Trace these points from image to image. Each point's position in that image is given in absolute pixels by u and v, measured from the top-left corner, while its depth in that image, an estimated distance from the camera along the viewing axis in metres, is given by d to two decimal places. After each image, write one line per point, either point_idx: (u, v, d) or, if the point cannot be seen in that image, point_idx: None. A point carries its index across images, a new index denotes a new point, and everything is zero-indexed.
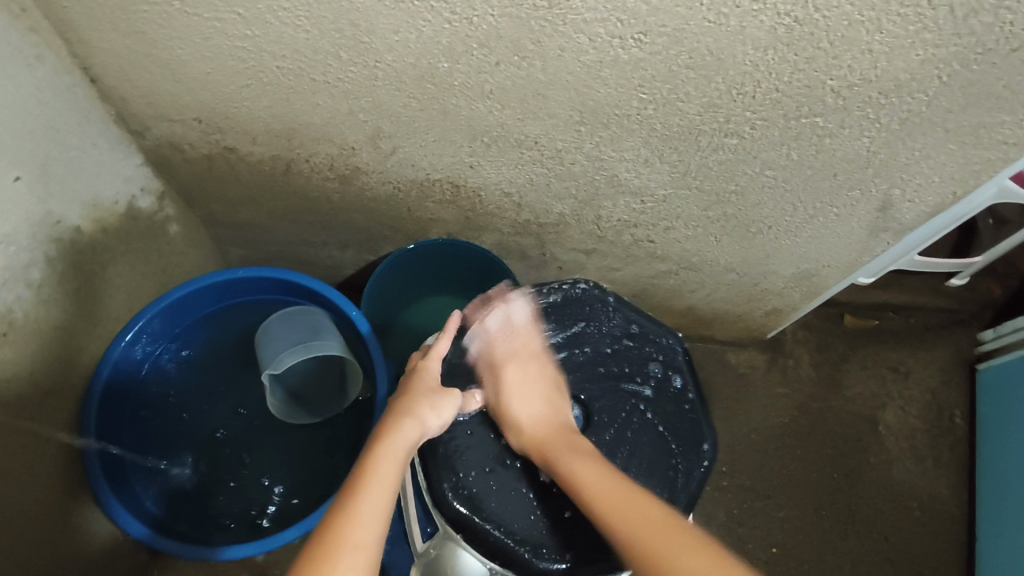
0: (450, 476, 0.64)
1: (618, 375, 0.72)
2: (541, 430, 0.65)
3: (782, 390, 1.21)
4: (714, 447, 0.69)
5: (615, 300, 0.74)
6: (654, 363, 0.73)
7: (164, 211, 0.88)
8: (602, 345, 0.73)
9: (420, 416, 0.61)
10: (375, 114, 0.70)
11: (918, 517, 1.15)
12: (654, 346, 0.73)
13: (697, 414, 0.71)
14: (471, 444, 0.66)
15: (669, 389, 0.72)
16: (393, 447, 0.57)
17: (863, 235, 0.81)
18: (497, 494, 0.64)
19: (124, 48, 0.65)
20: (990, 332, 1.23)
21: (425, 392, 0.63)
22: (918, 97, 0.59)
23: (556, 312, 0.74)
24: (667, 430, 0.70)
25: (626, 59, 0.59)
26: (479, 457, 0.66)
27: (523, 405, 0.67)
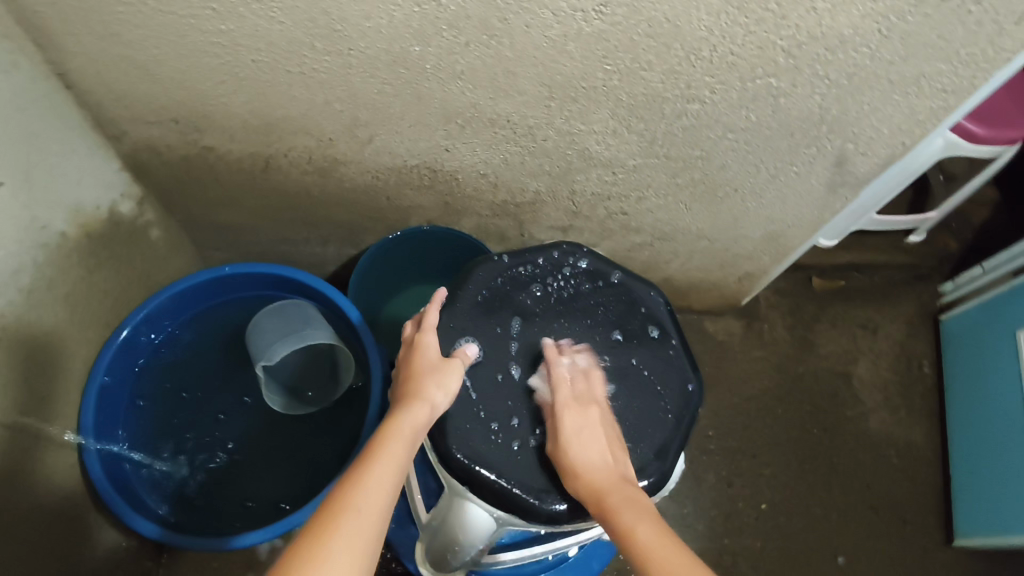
0: (453, 429, 0.60)
1: (601, 326, 0.69)
2: (606, 479, 0.56)
3: (759, 353, 1.25)
4: (699, 390, 0.67)
5: (592, 255, 0.72)
6: (636, 313, 0.70)
7: (145, 216, 0.90)
8: (585, 298, 0.70)
9: (429, 396, 0.59)
10: (351, 103, 0.74)
11: (896, 464, 1.20)
12: (635, 298, 0.71)
13: (682, 359, 0.68)
14: (472, 399, 0.62)
15: (651, 336, 0.69)
16: (404, 428, 0.56)
17: (823, 191, 0.86)
18: (499, 447, 0.60)
19: (99, 51, 0.68)
20: (950, 283, 1.29)
21: (430, 370, 0.61)
22: (862, 52, 0.63)
23: (535, 266, 0.70)
24: (654, 375, 0.67)
25: (589, 31, 0.62)
26: (478, 412, 0.62)
27: (585, 453, 0.58)
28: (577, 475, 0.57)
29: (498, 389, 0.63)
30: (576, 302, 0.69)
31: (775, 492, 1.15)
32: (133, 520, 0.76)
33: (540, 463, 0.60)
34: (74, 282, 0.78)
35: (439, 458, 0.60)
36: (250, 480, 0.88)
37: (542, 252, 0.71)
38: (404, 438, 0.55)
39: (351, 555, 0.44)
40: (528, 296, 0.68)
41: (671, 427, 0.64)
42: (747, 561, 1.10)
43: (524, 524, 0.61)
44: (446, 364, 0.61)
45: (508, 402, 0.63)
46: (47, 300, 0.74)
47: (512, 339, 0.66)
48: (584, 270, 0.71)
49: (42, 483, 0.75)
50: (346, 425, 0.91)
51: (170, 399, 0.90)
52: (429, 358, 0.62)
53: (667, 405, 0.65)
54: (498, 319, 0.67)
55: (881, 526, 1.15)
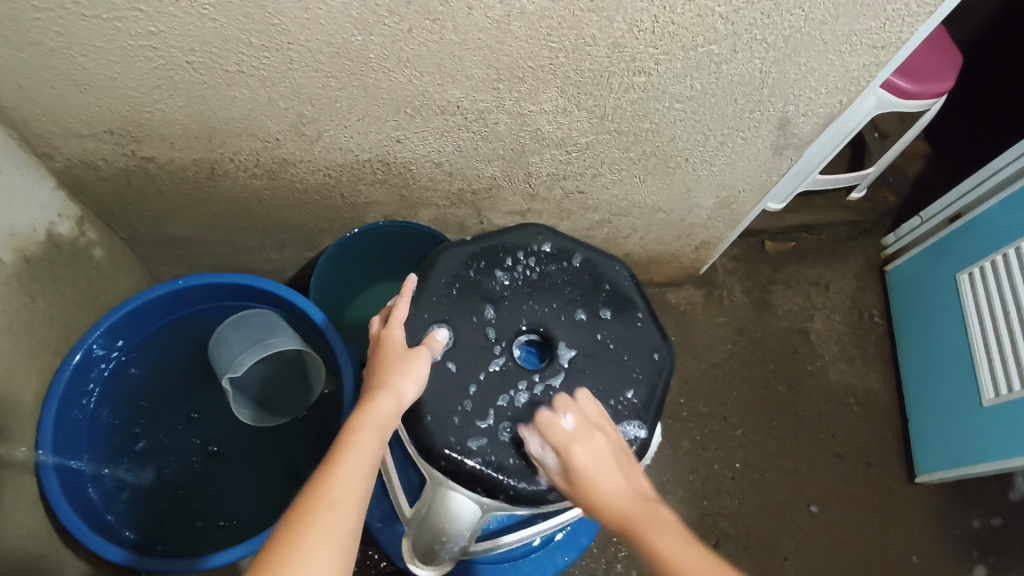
0: (429, 420, 0.60)
1: (569, 305, 0.69)
2: (626, 509, 0.55)
3: (721, 319, 1.29)
4: (667, 357, 0.68)
5: (555, 237, 0.72)
6: (602, 288, 0.70)
7: (86, 236, 0.86)
8: (550, 280, 0.70)
9: (397, 386, 0.58)
10: (295, 99, 0.72)
11: (857, 412, 1.25)
12: (600, 275, 0.71)
13: (649, 329, 0.69)
14: (449, 388, 0.62)
15: (617, 312, 0.69)
16: (371, 420, 0.56)
17: (769, 154, 0.89)
18: (480, 431, 0.60)
19: (19, 62, 0.64)
20: (892, 236, 1.35)
21: (396, 360, 0.60)
22: (796, 13, 0.66)
23: (498, 251, 0.70)
24: (622, 347, 0.67)
25: (531, 9, 0.62)
26: (455, 400, 0.61)
27: (608, 486, 0.56)
28: (600, 505, 0.55)
29: (473, 375, 0.63)
30: (543, 284, 0.69)
31: (747, 452, 1.19)
32: (96, 547, 0.73)
33: (519, 445, 0.60)
34: (15, 310, 0.74)
35: (420, 451, 0.60)
36: (220, 498, 0.85)
37: (504, 237, 0.71)
38: (370, 429, 0.55)
39: (328, 549, 0.46)
40: (496, 282, 0.68)
41: (644, 396, 0.65)
42: (728, 520, 1.13)
43: (511, 508, 0.61)
44: (412, 354, 0.61)
45: (484, 387, 0.63)
46: None
47: (489, 324, 0.66)
48: (548, 252, 0.71)
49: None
50: (321, 431, 0.90)
51: (129, 417, 0.86)
52: (395, 349, 0.62)
53: (637, 374, 0.66)
54: (470, 307, 0.67)
55: (849, 472, 1.20)
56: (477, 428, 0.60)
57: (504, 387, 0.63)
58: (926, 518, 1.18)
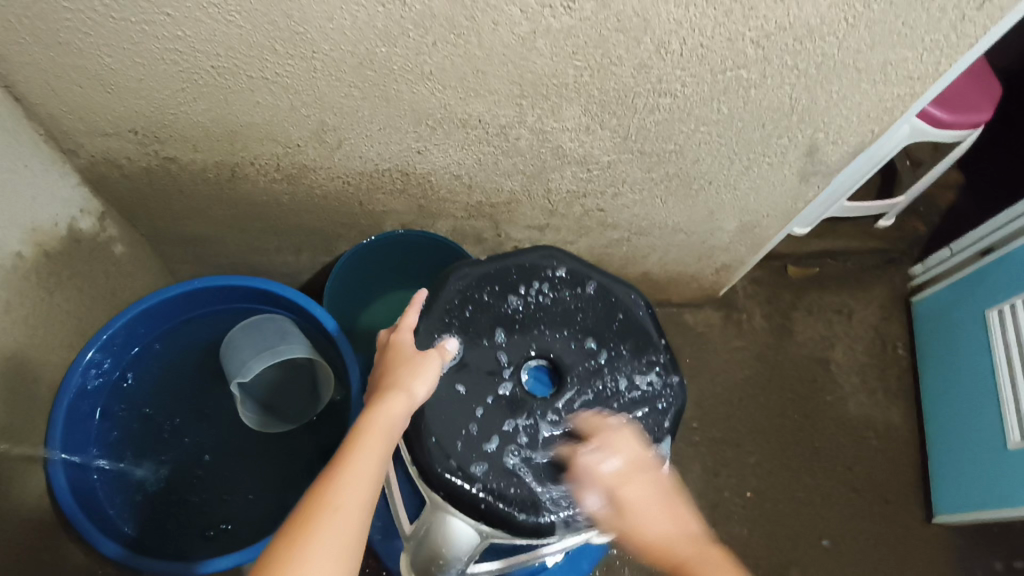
0: (432, 442, 0.59)
1: (580, 333, 0.68)
2: (677, 553, 0.56)
3: (738, 342, 1.26)
4: (677, 397, 0.67)
5: (569, 260, 0.71)
6: (614, 317, 0.69)
7: (107, 232, 0.87)
8: (563, 306, 0.69)
9: (407, 387, 0.58)
10: (317, 107, 0.72)
11: (876, 446, 1.22)
12: (613, 304, 0.70)
13: (661, 366, 0.68)
14: (452, 408, 0.61)
15: (627, 344, 0.68)
16: (380, 419, 0.55)
17: (795, 180, 0.87)
18: (483, 457, 0.60)
19: (48, 61, 0.65)
20: (920, 266, 1.31)
21: (406, 363, 0.60)
22: (829, 41, 0.64)
23: (512, 274, 0.69)
24: (631, 383, 0.66)
25: (558, 27, 0.61)
26: (459, 422, 0.61)
27: (654, 529, 0.56)
28: (645, 548, 0.56)
29: (479, 399, 0.63)
30: (555, 310, 0.68)
31: (760, 481, 1.16)
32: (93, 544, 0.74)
33: (522, 473, 0.59)
34: (33, 304, 0.75)
35: (420, 472, 0.59)
36: (222, 500, 0.86)
37: (518, 258, 0.70)
38: (379, 432, 0.54)
39: (331, 557, 0.47)
40: (508, 305, 0.67)
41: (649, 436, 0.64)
42: (737, 550, 1.11)
43: (510, 537, 0.59)
44: (423, 357, 0.60)
45: (491, 412, 0.62)
46: (6, 324, 0.71)
47: (499, 348, 0.65)
48: (563, 277, 0.70)
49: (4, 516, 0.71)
50: (328, 438, 0.89)
51: (137, 416, 0.86)
52: (405, 353, 0.61)
53: (644, 412, 0.65)
54: (480, 329, 0.66)
55: (866, 507, 1.17)
56: (481, 454, 0.60)
57: (510, 413, 0.62)
58: (944, 560, 1.14)
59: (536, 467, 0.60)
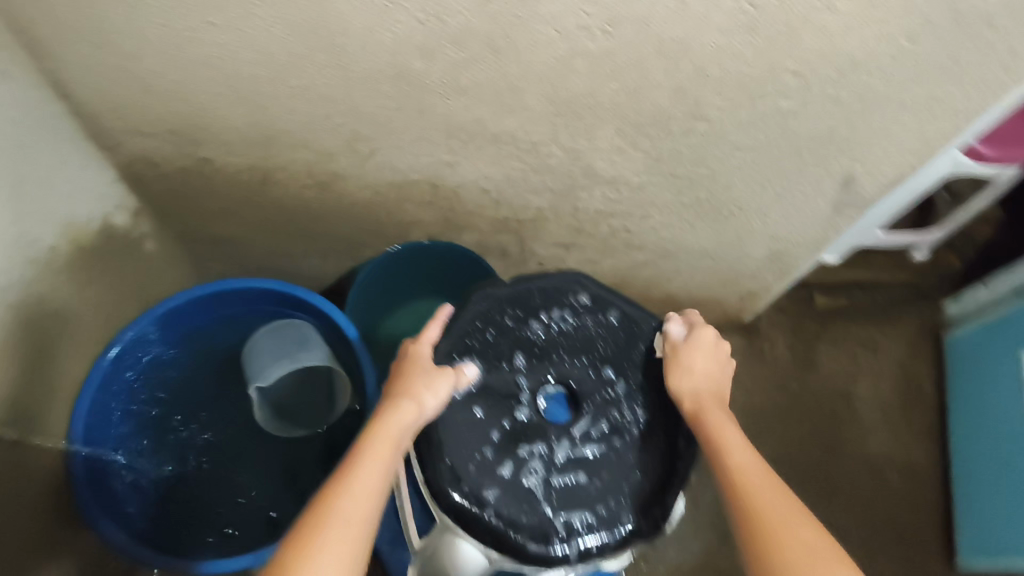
0: (446, 464, 0.60)
1: (602, 362, 0.67)
2: (707, 395, 0.63)
3: (760, 370, 1.24)
4: None
5: (594, 285, 0.71)
6: (637, 346, 0.68)
7: (139, 228, 0.88)
8: (585, 333, 0.68)
9: (419, 397, 0.59)
10: (352, 117, 0.72)
11: (897, 485, 1.18)
12: (637, 332, 0.69)
13: None
14: (468, 432, 0.62)
15: (651, 375, 0.67)
16: (392, 426, 0.56)
17: (828, 211, 0.86)
18: (498, 483, 0.60)
19: (95, 62, 0.66)
20: (953, 303, 1.27)
21: (420, 375, 0.61)
22: (872, 73, 0.63)
23: (534, 297, 0.69)
24: (654, 413, 0.65)
25: (596, 49, 0.61)
26: (475, 447, 0.61)
27: (698, 366, 0.65)
28: (685, 375, 0.64)
29: (497, 423, 0.63)
30: (576, 336, 0.68)
31: None
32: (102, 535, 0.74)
33: (534, 501, 0.60)
34: (64, 296, 0.76)
35: (431, 494, 0.60)
36: (232, 505, 0.87)
37: (542, 282, 0.70)
38: (389, 439, 0.55)
39: (341, 562, 0.46)
40: (530, 330, 0.67)
41: (673, 467, 0.63)
42: None
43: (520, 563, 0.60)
44: (438, 371, 0.62)
45: (506, 437, 0.62)
46: (39, 316, 0.72)
47: (519, 373, 0.65)
48: (586, 303, 0.70)
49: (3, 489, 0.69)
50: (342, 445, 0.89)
51: (149, 415, 0.87)
52: (420, 365, 0.62)
53: (668, 443, 0.64)
54: (501, 354, 0.66)
55: (883, 547, 1.14)
56: (494, 479, 0.60)
57: (525, 440, 0.62)
58: None
59: (552, 495, 0.60)
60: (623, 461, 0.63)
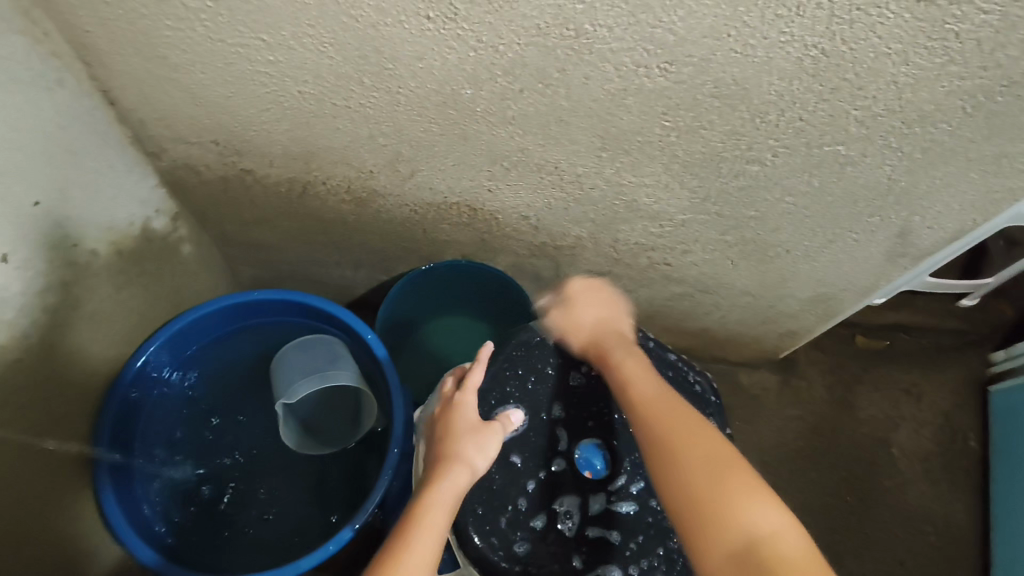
0: (478, 513, 0.65)
1: None
2: (601, 338, 0.71)
3: (794, 411, 1.20)
4: None
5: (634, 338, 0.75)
6: None
7: (178, 232, 0.89)
8: None
9: (470, 459, 0.60)
10: (395, 138, 0.71)
11: (933, 543, 1.13)
12: (675, 390, 0.73)
13: None
14: (501, 481, 0.66)
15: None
16: (445, 490, 0.57)
17: (881, 260, 0.82)
18: (528, 534, 0.65)
19: (144, 72, 0.67)
20: (1002, 353, 1.21)
21: (468, 433, 0.63)
22: (942, 127, 0.59)
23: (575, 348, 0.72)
24: None
25: (650, 87, 0.59)
26: (509, 498, 0.66)
27: (587, 320, 0.74)
28: (577, 331, 0.73)
29: (532, 474, 0.68)
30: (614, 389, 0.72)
31: None
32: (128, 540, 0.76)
33: (562, 554, 0.65)
34: (102, 299, 0.76)
35: (458, 541, 0.65)
36: (257, 514, 0.86)
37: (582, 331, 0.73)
38: (444, 506, 0.56)
39: None
40: (569, 381, 0.72)
41: None
42: None
43: None
44: (486, 429, 0.63)
45: (541, 488, 0.67)
46: (78, 321, 0.73)
47: (557, 425, 0.70)
48: None
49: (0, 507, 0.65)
50: (366, 463, 0.89)
51: (175, 434, 0.88)
52: (469, 421, 0.64)
53: None
54: (540, 403, 0.70)
55: None
56: (525, 531, 0.65)
57: (560, 491, 0.67)
58: None
59: (581, 549, 0.65)
60: (655, 521, 0.68)
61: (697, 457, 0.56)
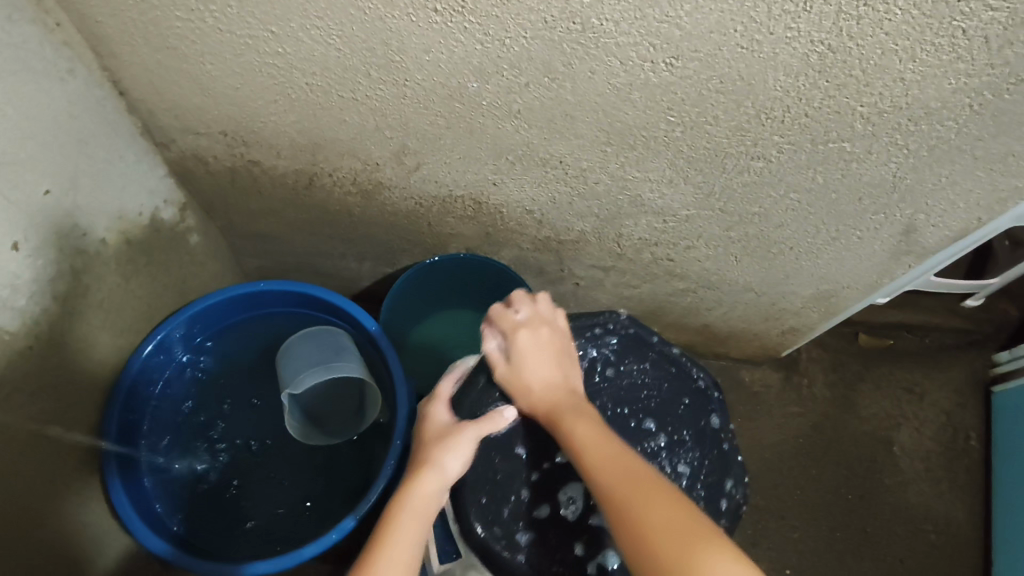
0: (482, 502, 0.65)
1: (641, 413, 0.72)
2: (553, 396, 0.64)
3: (796, 408, 1.20)
4: (741, 489, 0.70)
5: (639, 328, 0.73)
6: (680, 400, 0.73)
7: (185, 222, 0.89)
8: (627, 381, 0.73)
9: (439, 463, 0.61)
10: (401, 131, 0.72)
11: (933, 541, 1.14)
12: (679, 384, 0.73)
13: (729, 454, 0.72)
14: (505, 470, 0.67)
15: (688, 430, 0.72)
16: (416, 497, 0.59)
17: (885, 258, 0.82)
18: (532, 524, 0.66)
19: (155, 63, 0.67)
20: (1006, 353, 1.21)
21: (437, 438, 0.64)
22: (948, 125, 0.59)
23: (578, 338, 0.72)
24: (689, 471, 0.70)
25: (656, 82, 0.59)
26: (512, 487, 0.67)
27: (535, 372, 0.66)
28: (528, 389, 0.65)
29: (536, 464, 0.68)
30: (618, 383, 0.72)
31: (802, 560, 1.11)
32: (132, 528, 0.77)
33: (565, 544, 0.65)
34: (110, 288, 0.77)
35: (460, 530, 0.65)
36: (260, 503, 0.87)
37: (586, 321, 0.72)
38: (412, 512, 0.58)
39: None
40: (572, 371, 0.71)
41: None
42: None
43: None
44: (456, 429, 0.64)
45: (544, 478, 0.67)
46: (87, 310, 0.74)
47: None
48: (627, 349, 0.73)
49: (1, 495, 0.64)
50: (369, 454, 0.90)
51: (179, 425, 0.89)
52: (438, 428, 0.66)
53: (700, 500, 0.69)
54: None
55: None
56: (528, 520, 0.65)
57: (563, 481, 0.67)
58: None
59: (583, 540, 0.66)
60: None
61: (663, 528, 0.50)
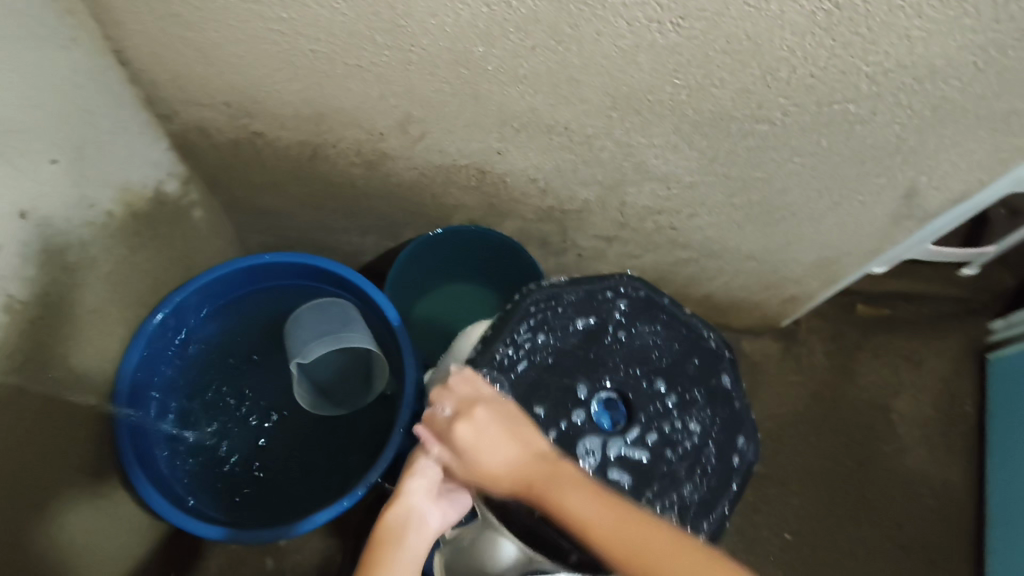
0: None
1: (655, 373, 0.72)
2: (526, 473, 0.55)
3: (796, 377, 1.22)
4: (752, 447, 0.72)
5: (649, 292, 0.75)
6: (691, 360, 0.74)
7: (188, 196, 0.89)
8: (639, 342, 0.73)
9: None
10: (406, 98, 0.72)
11: (929, 504, 1.16)
12: (691, 345, 0.74)
13: (739, 412, 0.73)
14: None
15: (700, 389, 0.73)
16: None
17: (886, 222, 0.83)
18: None
19: (157, 31, 0.67)
20: (1002, 321, 1.23)
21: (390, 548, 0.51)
22: (952, 84, 0.60)
23: (591, 300, 0.73)
24: (703, 428, 0.71)
25: (662, 43, 0.59)
26: None
27: (493, 459, 0.56)
28: (495, 480, 0.55)
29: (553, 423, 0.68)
30: (631, 344, 0.73)
31: (802, 524, 1.13)
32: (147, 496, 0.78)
33: None
34: (116, 260, 0.77)
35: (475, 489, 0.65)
36: (272, 471, 0.89)
37: (598, 284, 0.73)
38: None
39: None
40: (585, 333, 0.72)
41: (717, 482, 0.69)
42: None
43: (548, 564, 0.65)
44: None
45: (562, 437, 0.67)
46: (94, 281, 0.74)
47: (576, 377, 0.70)
48: (639, 310, 0.74)
49: (9, 466, 0.64)
50: (378, 425, 0.91)
51: (189, 397, 0.90)
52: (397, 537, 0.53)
53: (713, 457, 0.70)
54: (557, 355, 0.71)
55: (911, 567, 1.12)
56: None
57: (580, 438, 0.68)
58: None
59: None
60: (673, 468, 0.69)
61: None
